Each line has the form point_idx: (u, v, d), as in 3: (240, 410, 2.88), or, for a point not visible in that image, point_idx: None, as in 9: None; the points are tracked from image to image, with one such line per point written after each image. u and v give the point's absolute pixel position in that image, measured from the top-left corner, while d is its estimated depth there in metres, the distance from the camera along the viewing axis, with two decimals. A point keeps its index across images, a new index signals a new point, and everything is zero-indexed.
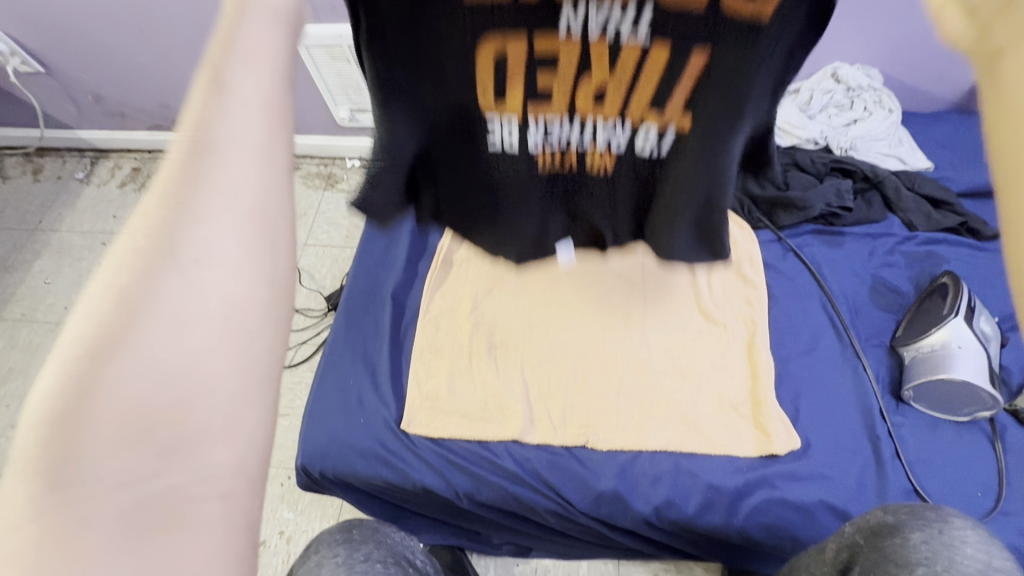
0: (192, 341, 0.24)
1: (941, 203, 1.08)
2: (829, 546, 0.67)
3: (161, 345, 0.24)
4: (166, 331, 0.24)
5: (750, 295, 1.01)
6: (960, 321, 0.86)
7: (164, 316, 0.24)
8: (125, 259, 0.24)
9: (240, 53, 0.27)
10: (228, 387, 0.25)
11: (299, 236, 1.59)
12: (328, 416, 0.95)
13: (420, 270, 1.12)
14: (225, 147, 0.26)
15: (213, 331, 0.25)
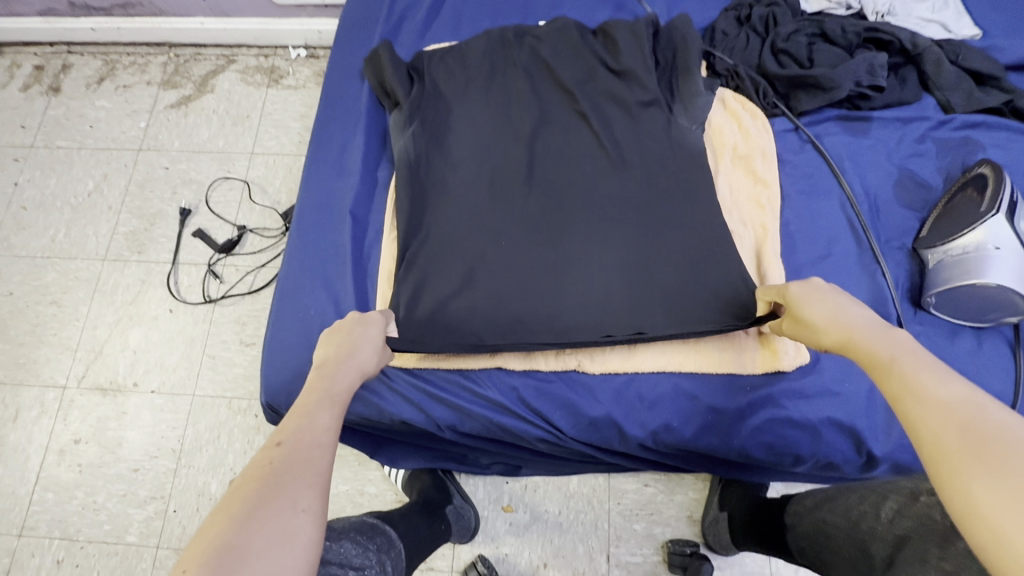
0: (294, 501, 0.48)
1: (986, 79, 0.92)
2: (886, 502, 0.59)
3: (292, 493, 0.48)
4: (293, 485, 0.49)
5: (760, 197, 0.89)
6: (1001, 219, 0.75)
7: (294, 480, 0.50)
8: (270, 458, 0.51)
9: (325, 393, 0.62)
10: (309, 512, 0.48)
11: (244, 144, 1.38)
12: (292, 351, 0.86)
13: (379, 180, 0.96)
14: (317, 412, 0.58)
15: (313, 494, 0.50)
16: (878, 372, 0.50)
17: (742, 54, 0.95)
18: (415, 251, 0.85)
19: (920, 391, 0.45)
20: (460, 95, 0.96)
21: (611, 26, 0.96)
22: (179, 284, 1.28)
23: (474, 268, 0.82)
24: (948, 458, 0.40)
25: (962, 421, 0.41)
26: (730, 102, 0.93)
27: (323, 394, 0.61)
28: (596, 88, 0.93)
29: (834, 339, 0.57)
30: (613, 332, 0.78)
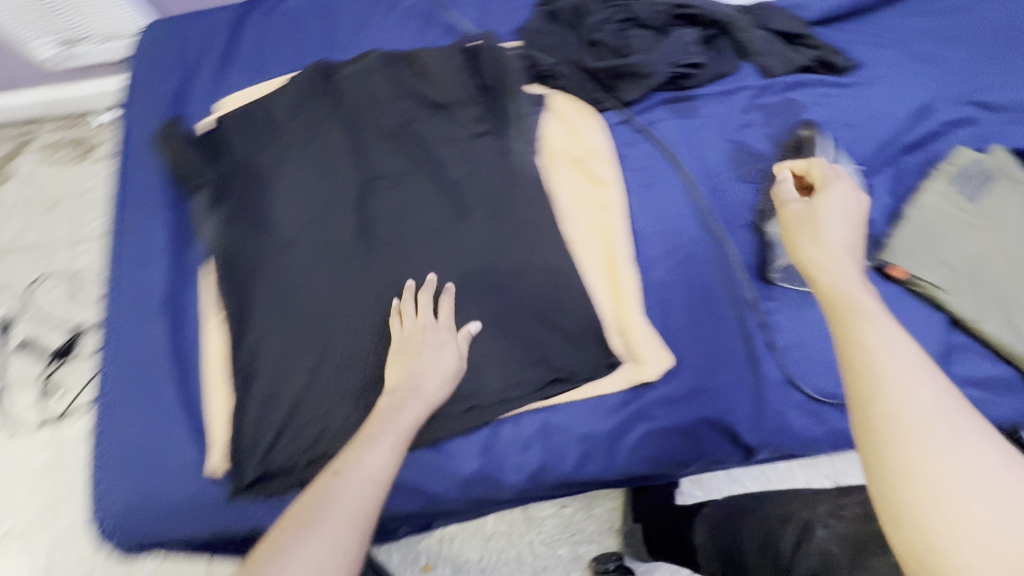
0: (319, 540, 0.54)
1: (795, 38, 0.93)
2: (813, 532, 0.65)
3: (324, 532, 0.54)
4: (326, 526, 0.55)
5: (602, 198, 0.85)
6: None
7: (331, 521, 0.55)
8: (312, 493, 0.58)
9: (395, 425, 0.66)
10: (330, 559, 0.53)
11: (61, 232, 1.21)
12: (121, 477, 0.75)
13: (194, 259, 0.84)
14: (367, 448, 0.63)
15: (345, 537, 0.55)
16: (843, 334, 0.52)
17: (559, 52, 0.91)
18: (252, 355, 0.77)
19: (886, 363, 0.48)
20: (275, 159, 0.84)
21: (426, 55, 0.88)
22: (11, 409, 1.10)
23: (321, 361, 0.77)
24: (907, 446, 0.43)
25: (923, 413, 0.44)
26: (558, 104, 0.89)
27: (390, 423, 0.66)
28: (423, 126, 0.86)
29: (806, 256, 0.61)
30: (476, 400, 0.74)
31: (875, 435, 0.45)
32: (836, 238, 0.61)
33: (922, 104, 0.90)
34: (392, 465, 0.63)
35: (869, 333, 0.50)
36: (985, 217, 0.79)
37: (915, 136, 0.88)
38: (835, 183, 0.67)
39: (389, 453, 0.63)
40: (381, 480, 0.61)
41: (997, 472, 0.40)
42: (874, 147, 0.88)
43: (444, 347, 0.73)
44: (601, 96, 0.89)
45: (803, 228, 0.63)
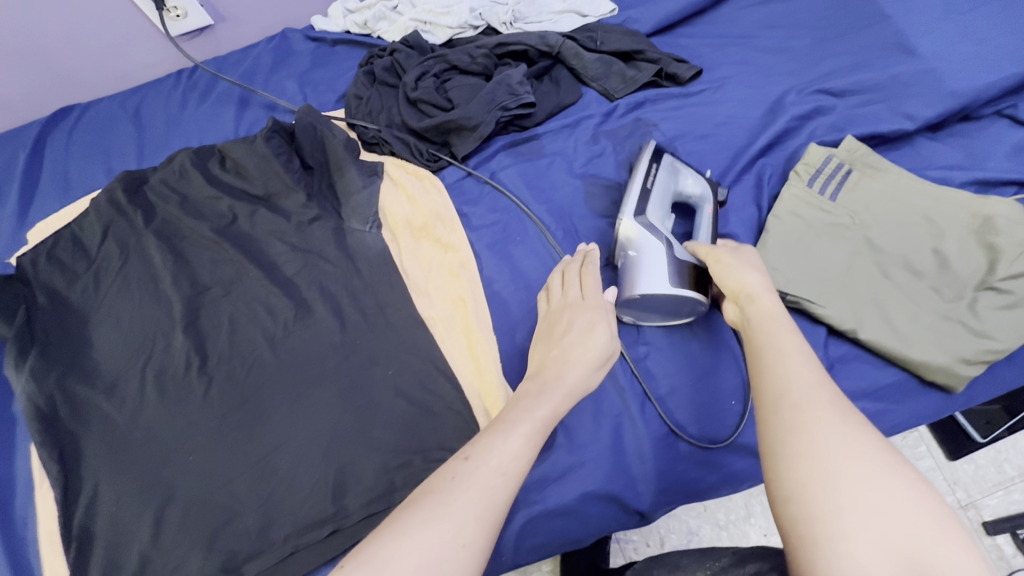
0: (412, 538, 0.44)
1: (632, 55, 0.88)
2: None
3: (421, 532, 0.45)
4: (430, 520, 0.46)
5: (453, 264, 0.79)
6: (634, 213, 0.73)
7: (440, 518, 0.46)
8: (434, 478, 0.51)
9: (527, 405, 0.57)
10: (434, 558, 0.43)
11: None
12: None
13: (14, 417, 0.76)
14: (498, 430, 0.54)
15: (449, 536, 0.45)
16: (756, 343, 0.55)
17: (383, 115, 0.85)
18: (86, 520, 0.69)
19: (783, 363, 0.51)
20: (90, 294, 0.79)
21: (237, 144, 0.82)
22: None
23: (162, 511, 0.69)
24: (797, 432, 0.45)
25: (808, 401, 0.47)
26: (391, 170, 0.83)
27: (531, 404, 0.57)
28: (248, 225, 0.81)
29: (726, 280, 0.64)
30: (340, 520, 0.67)
31: (778, 423, 0.47)
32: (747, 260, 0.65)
33: (774, 99, 0.85)
34: (530, 453, 0.53)
35: (783, 343, 0.53)
36: (849, 214, 0.75)
37: (770, 136, 0.82)
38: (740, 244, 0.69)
39: (524, 439, 0.54)
40: (519, 469, 0.51)
41: (875, 453, 0.43)
42: (731, 155, 0.82)
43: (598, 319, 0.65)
44: (436, 154, 0.84)
45: (738, 266, 0.63)
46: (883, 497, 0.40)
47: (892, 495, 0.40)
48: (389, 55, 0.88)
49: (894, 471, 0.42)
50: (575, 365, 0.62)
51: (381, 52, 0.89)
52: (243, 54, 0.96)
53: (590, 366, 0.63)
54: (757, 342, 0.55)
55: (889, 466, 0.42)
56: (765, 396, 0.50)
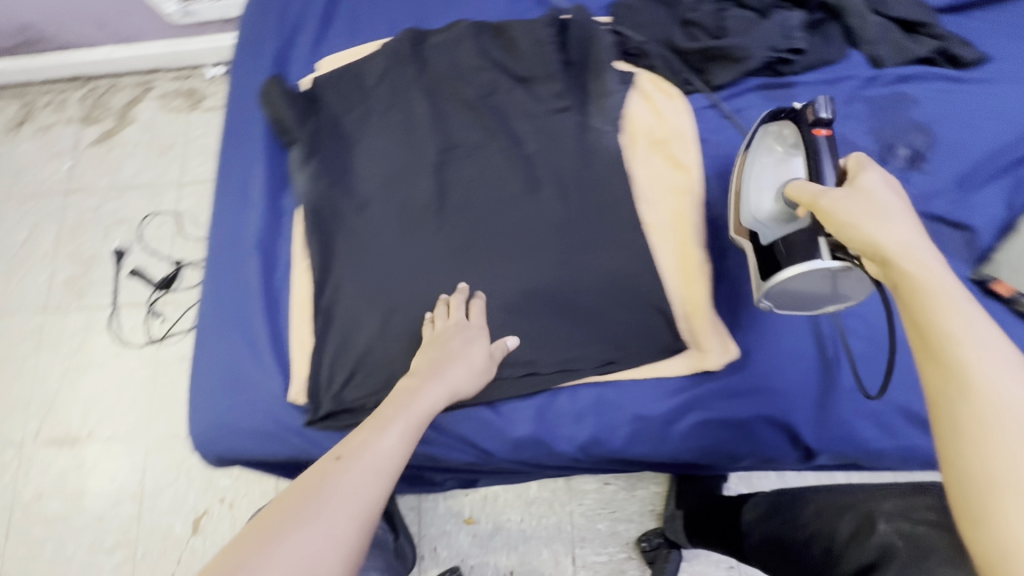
0: (316, 527, 0.52)
1: (913, 28, 0.87)
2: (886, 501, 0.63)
3: (307, 528, 0.52)
4: (277, 533, 0.51)
5: (680, 183, 0.84)
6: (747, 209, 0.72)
7: (298, 526, 0.52)
8: (310, 474, 0.57)
9: (414, 409, 0.66)
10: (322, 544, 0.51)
11: (172, 175, 1.35)
12: (214, 395, 0.85)
13: (284, 211, 0.91)
14: (357, 442, 0.60)
15: (334, 528, 0.52)
16: (929, 330, 0.46)
17: (649, 29, 0.89)
18: (330, 302, 0.84)
19: (969, 364, 0.43)
20: (362, 123, 0.91)
21: (514, 27, 0.90)
22: (121, 327, 1.25)
23: (390, 313, 0.82)
24: (1002, 458, 0.38)
25: (1000, 392, 0.41)
26: (644, 84, 0.88)
27: (401, 416, 0.65)
28: (502, 99, 0.89)
29: (857, 235, 0.52)
30: (533, 367, 0.77)
31: (974, 448, 0.40)
32: (887, 206, 0.53)
33: None
34: (399, 461, 0.61)
35: (948, 320, 0.45)
36: None
37: None
38: (874, 174, 0.57)
39: (393, 451, 0.61)
40: (390, 473, 0.59)
41: None
42: (993, 152, 0.80)
43: (471, 340, 0.75)
44: (689, 78, 0.87)
45: (877, 217, 0.52)
46: None
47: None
48: None
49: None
50: (436, 380, 0.70)
51: None
52: None
53: (454, 375, 0.71)
54: (929, 330, 0.46)
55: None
56: (946, 412, 0.43)
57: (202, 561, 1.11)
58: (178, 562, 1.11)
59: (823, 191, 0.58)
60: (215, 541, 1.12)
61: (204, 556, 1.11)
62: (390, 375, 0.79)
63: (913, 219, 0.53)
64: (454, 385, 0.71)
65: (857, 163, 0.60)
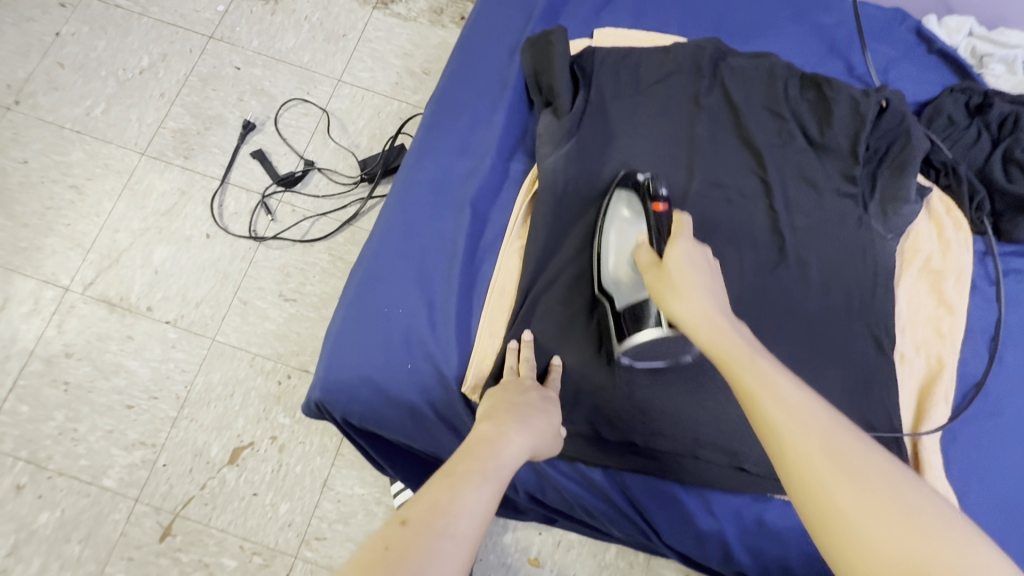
0: None
1: None
2: None
3: None
4: None
5: (942, 324, 0.76)
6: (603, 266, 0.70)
7: None
8: (375, 545, 0.43)
9: (496, 466, 0.54)
10: None
11: (333, 68, 1.19)
12: (364, 345, 0.72)
13: (510, 175, 0.80)
14: (446, 499, 0.48)
15: None
16: (746, 399, 0.45)
17: (961, 152, 0.81)
18: (538, 297, 0.73)
19: (793, 410, 0.42)
20: (629, 114, 0.80)
21: (832, 87, 0.81)
22: (224, 208, 1.10)
23: (602, 335, 0.71)
24: (854, 493, 0.38)
25: (822, 442, 0.41)
26: (935, 204, 0.80)
27: (476, 471, 0.52)
28: (789, 158, 0.80)
29: (676, 307, 0.52)
30: (743, 461, 0.67)
31: (823, 495, 0.39)
32: (685, 275, 0.54)
33: None
34: (481, 535, 0.47)
35: (757, 374, 0.45)
36: None
37: None
38: (682, 236, 0.58)
39: (478, 524, 0.47)
40: (472, 552, 0.46)
41: (908, 498, 0.38)
42: None
43: (546, 409, 0.64)
44: (985, 218, 0.79)
45: (694, 290, 0.52)
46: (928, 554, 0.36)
47: (993, 562, 0.35)
48: (1009, 103, 0.81)
49: (961, 523, 0.37)
50: (521, 429, 0.59)
51: (1000, 94, 0.82)
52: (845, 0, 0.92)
53: (539, 427, 0.61)
54: (747, 387, 0.45)
55: (954, 518, 0.38)
56: (789, 460, 0.41)
57: (227, 497, 0.97)
58: (202, 488, 0.97)
59: (647, 265, 0.59)
60: (249, 481, 0.98)
61: (231, 492, 0.97)
62: (586, 405, 0.70)
63: (712, 282, 0.55)
64: (536, 446, 0.60)
65: (677, 223, 0.61)
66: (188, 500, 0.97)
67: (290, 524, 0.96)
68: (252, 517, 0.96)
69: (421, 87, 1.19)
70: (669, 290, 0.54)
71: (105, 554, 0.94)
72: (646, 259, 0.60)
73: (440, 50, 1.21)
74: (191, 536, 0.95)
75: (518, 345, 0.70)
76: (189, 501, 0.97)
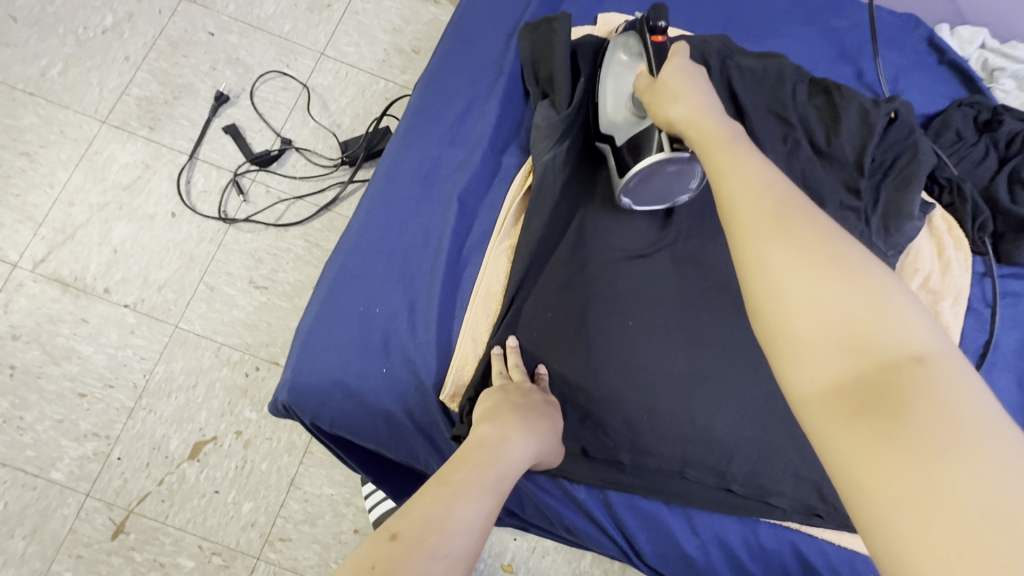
0: None
1: None
2: None
3: None
4: None
5: None
6: (604, 114, 0.70)
7: None
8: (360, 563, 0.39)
9: (497, 475, 0.50)
10: None
11: (315, 40, 1.11)
12: (338, 347, 0.67)
13: (501, 169, 0.75)
14: (440, 512, 0.44)
15: None
16: (716, 174, 0.43)
17: (967, 168, 0.79)
18: (526, 301, 0.69)
19: (756, 179, 0.40)
20: None
21: (841, 94, 0.78)
22: (192, 185, 1.02)
23: (591, 346, 0.67)
24: (784, 244, 0.35)
25: (779, 202, 0.38)
26: (937, 221, 0.78)
27: (475, 480, 0.48)
28: (795, 165, 0.76)
29: (670, 115, 0.54)
30: (729, 483, 0.65)
31: (753, 246, 0.36)
32: (676, 89, 0.56)
33: None
34: (477, 552, 0.44)
35: (728, 158, 0.44)
36: None
37: None
38: (676, 61, 0.59)
39: (474, 541, 0.44)
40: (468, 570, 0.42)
41: (849, 255, 0.34)
42: None
43: (548, 412, 0.60)
44: (986, 239, 0.77)
45: (689, 93, 0.54)
46: (840, 299, 0.32)
47: (916, 324, 0.31)
48: (1019, 120, 0.79)
49: (898, 287, 0.33)
50: (523, 436, 0.55)
51: (1010, 111, 0.80)
52: (859, 2, 0.88)
53: (542, 433, 0.57)
54: (719, 167, 0.43)
55: (891, 280, 0.33)
56: (732, 215, 0.39)
57: (186, 494, 0.91)
58: (159, 484, 0.92)
59: (639, 90, 0.61)
60: (211, 477, 0.92)
61: (190, 489, 0.92)
62: (570, 418, 0.67)
63: (706, 93, 0.55)
64: (540, 452, 0.57)
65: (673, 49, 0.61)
66: (143, 496, 0.91)
67: (253, 523, 0.92)
68: (212, 515, 0.91)
69: (410, 66, 1.12)
70: (659, 106, 0.56)
71: (51, 552, 0.88)
72: (643, 84, 0.61)
73: (431, 28, 1.14)
74: (145, 534, 0.90)
75: (502, 352, 0.66)
76: (145, 496, 0.91)
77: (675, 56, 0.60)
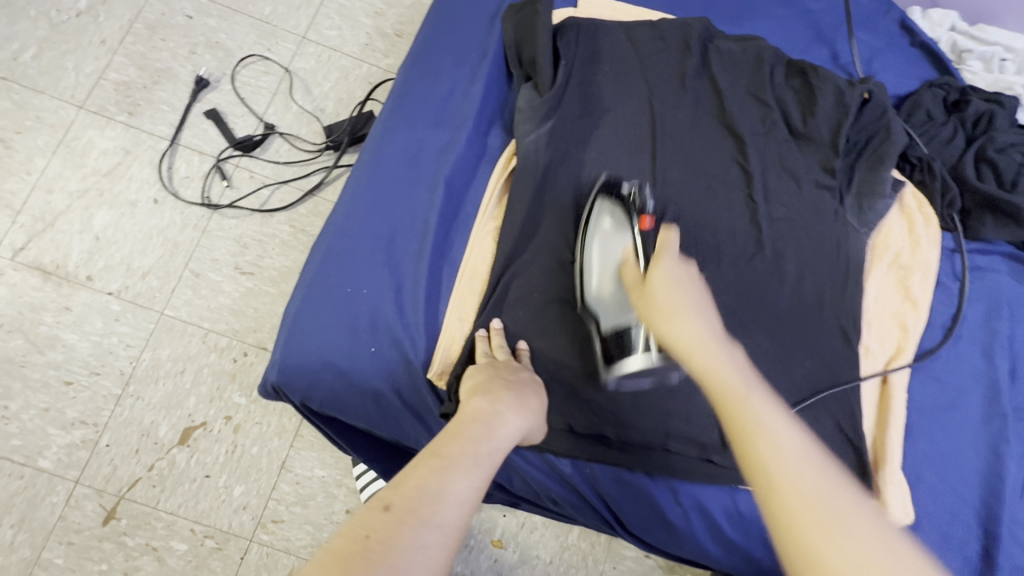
0: None
1: None
2: None
3: None
4: None
5: (907, 318, 0.76)
6: (591, 287, 0.66)
7: None
8: (355, 531, 0.41)
9: (488, 449, 0.51)
10: None
11: (297, 23, 1.10)
12: (326, 328, 0.67)
13: (485, 151, 0.76)
14: (433, 484, 0.45)
15: None
16: (739, 434, 0.46)
17: (937, 148, 0.82)
18: (512, 281, 0.70)
19: (786, 451, 0.45)
20: (615, 92, 0.77)
21: (817, 76, 0.80)
22: (174, 171, 1.01)
23: (575, 322, 0.69)
24: (840, 540, 0.40)
25: (807, 483, 0.43)
26: (908, 199, 0.80)
27: (468, 454, 0.49)
28: (771, 145, 0.78)
29: (664, 332, 0.54)
30: (710, 452, 0.67)
31: (808, 539, 0.41)
32: (672, 297, 0.56)
33: None
34: (468, 521, 0.46)
35: (755, 413, 0.47)
36: None
37: None
38: (668, 260, 0.59)
39: (465, 512, 0.46)
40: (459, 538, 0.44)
41: (885, 537, 0.41)
42: None
43: (536, 388, 0.62)
44: (954, 215, 0.80)
45: (685, 307, 0.55)
46: None
47: None
48: (985, 101, 0.82)
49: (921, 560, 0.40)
50: (515, 410, 0.57)
51: (977, 92, 0.83)
52: None
53: (532, 407, 0.59)
54: (745, 426, 0.46)
55: (914, 552, 0.41)
56: (774, 498, 0.43)
57: (177, 479, 0.92)
58: (149, 469, 0.92)
59: (632, 291, 0.61)
60: (201, 462, 0.93)
61: (181, 475, 0.92)
62: (555, 394, 0.68)
63: (704, 303, 0.57)
64: (530, 426, 0.59)
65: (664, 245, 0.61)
66: (134, 482, 0.91)
67: (245, 507, 0.93)
68: (204, 500, 0.92)
69: (393, 50, 1.11)
70: (659, 318, 0.55)
71: (41, 540, 0.88)
72: (640, 283, 0.60)
73: (414, 11, 1.14)
74: (137, 519, 0.90)
75: (488, 331, 0.67)
76: (135, 482, 0.91)
77: (665, 253, 0.60)
